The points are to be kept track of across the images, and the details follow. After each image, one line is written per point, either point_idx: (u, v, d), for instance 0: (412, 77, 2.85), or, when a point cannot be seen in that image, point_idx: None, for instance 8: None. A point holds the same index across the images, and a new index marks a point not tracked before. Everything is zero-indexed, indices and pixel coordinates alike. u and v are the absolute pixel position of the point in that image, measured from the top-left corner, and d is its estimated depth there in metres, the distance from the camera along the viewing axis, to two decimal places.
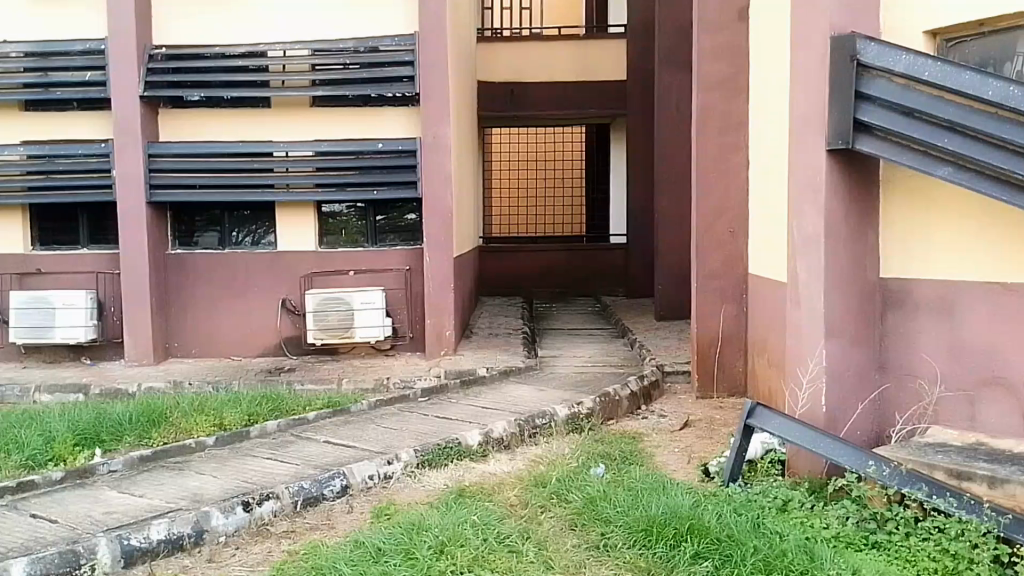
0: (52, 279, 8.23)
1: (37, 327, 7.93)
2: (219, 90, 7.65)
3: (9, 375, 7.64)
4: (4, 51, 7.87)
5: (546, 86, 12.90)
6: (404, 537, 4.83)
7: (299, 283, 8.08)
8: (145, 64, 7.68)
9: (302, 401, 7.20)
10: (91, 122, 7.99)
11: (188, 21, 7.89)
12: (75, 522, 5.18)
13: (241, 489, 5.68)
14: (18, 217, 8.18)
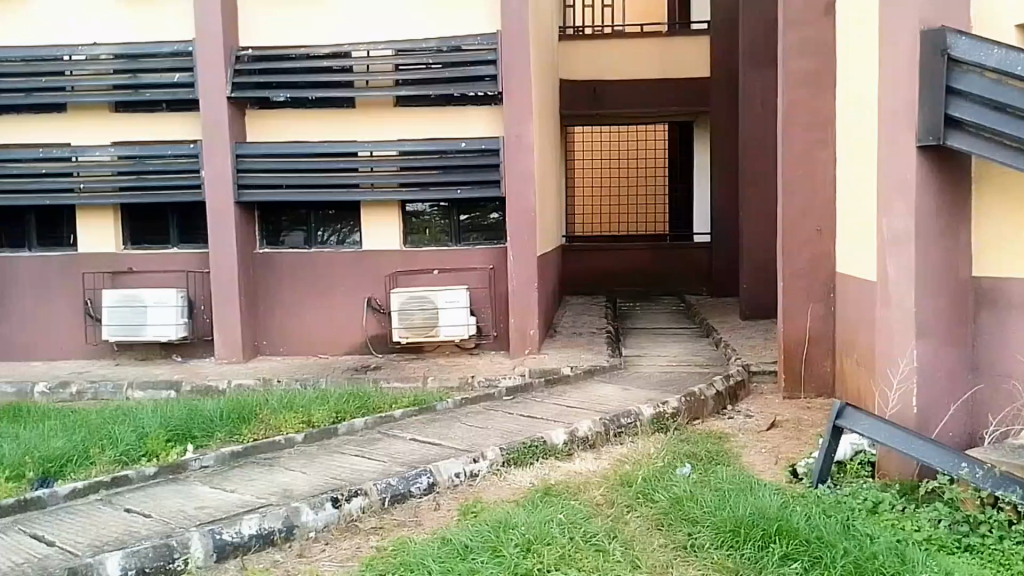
0: (143, 278, 8.40)
1: (129, 325, 8.10)
2: (304, 91, 7.71)
3: (103, 371, 7.83)
4: (94, 53, 8.02)
5: (626, 86, 12.87)
6: (491, 534, 4.84)
7: (384, 282, 8.13)
8: (232, 65, 7.79)
9: (388, 399, 7.25)
10: (179, 123, 8.11)
11: (272, 22, 7.97)
12: (168, 517, 5.31)
13: (331, 485, 5.77)
14: (110, 217, 8.35)
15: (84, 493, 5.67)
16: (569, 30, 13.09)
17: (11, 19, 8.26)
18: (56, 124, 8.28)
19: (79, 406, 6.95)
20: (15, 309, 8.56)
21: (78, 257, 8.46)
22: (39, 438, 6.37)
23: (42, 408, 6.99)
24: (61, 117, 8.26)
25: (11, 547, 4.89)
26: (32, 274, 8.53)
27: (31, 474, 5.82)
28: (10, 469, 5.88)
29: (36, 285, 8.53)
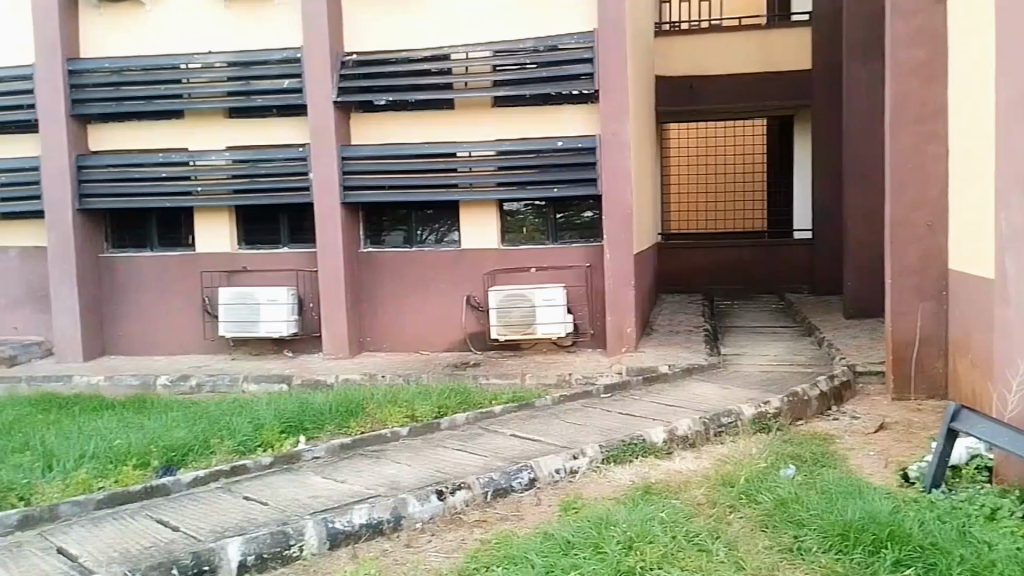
0: (256, 276, 8.81)
1: (244, 322, 8.52)
2: (406, 94, 7.94)
3: (219, 366, 8.27)
4: (209, 61, 8.44)
5: (722, 80, 12.70)
6: (592, 531, 4.86)
7: (483, 280, 8.28)
8: (338, 71, 8.10)
9: (488, 395, 7.40)
10: (291, 128, 8.50)
11: (374, 26, 8.22)
12: (283, 505, 5.58)
13: (435, 478, 5.93)
14: (226, 218, 8.79)
15: (205, 481, 6.02)
16: (666, 26, 12.96)
17: (133, 31, 8.79)
18: (177, 131, 8.80)
19: (197, 398, 7.37)
20: (139, 306, 9.12)
21: (196, 257, 8.93)
22: (163, 428, 6.79)
23: (164, 400, 7.45)
24: (180, 124, 8.77)
25: (142, 529, 5.26)
26: (153, 273, 9.06)
27: (156, 462, 6.22)
28: (138, 456, 6.31)
29: (157, 284, 9.05)
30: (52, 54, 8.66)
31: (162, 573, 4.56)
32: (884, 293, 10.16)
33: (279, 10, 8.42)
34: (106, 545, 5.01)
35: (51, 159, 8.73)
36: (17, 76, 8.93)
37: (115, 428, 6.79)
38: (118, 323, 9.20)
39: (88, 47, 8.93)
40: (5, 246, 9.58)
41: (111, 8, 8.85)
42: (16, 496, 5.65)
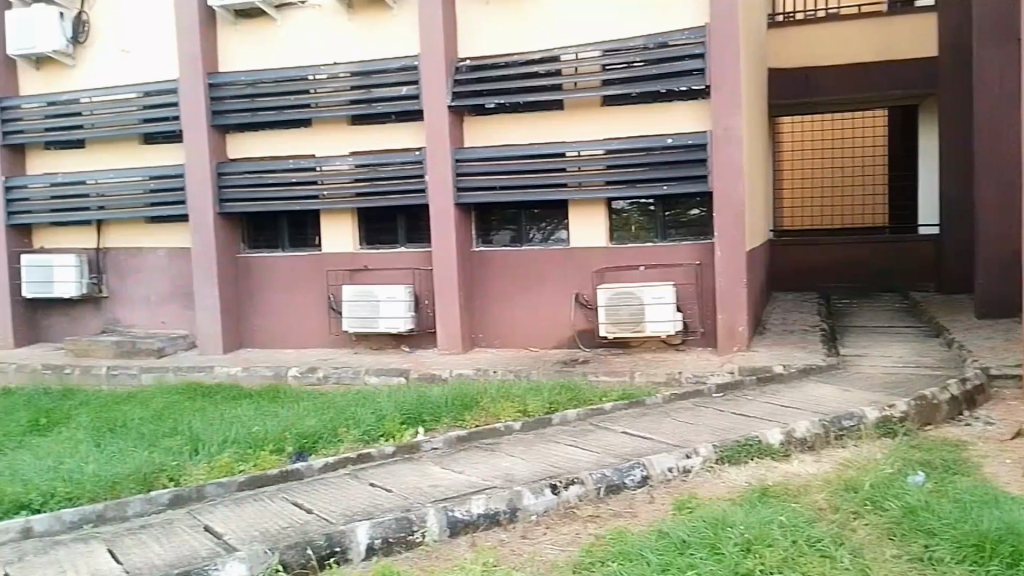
0: (374, 275, 9.24)
1: (365, 318, 8.94)
2: (517, 96, 8.11)
3: (343, 359, 8.74)
4: (335, 72, 8.88)
5: (837, 70, 12.19)
6: (708, 532, 4.82)
7: (591, 278, 8.38)
8: (452, 75, 8.39)
9: (598, 392, 7.49)
10: (408, 132, 8.87)
11: (486, 30, 8.44)
12: (406, 492, 5.86)
13: (548, 472, 6.06)
14: (348, 220, 9.26)
15: (334, 467, 6.44)
16: (779, 17, 12.57)
17: (265, 46, 9.43)
18: (304, 138, 9.33)
19: (323, 390, 7.82)
20: (269, 302, 9.74)
21: (321, 256, 9.45)
22: (295, 417, 7.28)
23: (294, 390, 7.97)
24: (307, 131, 9.29)
25: (279, 510, 5.67)
26: (282, 272, 9.66)
27: (290, 448, 6.70)
28: (274, 442, 6.81)
29: (285, 282, 9.64)
30: (194, 70, 9.38)
31: (299, 552, 4.93)
32: (1017, 291, 9.55)
33: (398, 20, 8.84)
34: (248, 524, 5.43)
35: (194, 167, 9.46)
36: (165, 91, 9.73)
37: (253, 415, 7.32)
38: (251, 319, 9.85)
39: (225, 61, 9.63)
40: (153, 246, 10.48)
41: (245, 25, 9.53)
42: (168, 477, 6.22)
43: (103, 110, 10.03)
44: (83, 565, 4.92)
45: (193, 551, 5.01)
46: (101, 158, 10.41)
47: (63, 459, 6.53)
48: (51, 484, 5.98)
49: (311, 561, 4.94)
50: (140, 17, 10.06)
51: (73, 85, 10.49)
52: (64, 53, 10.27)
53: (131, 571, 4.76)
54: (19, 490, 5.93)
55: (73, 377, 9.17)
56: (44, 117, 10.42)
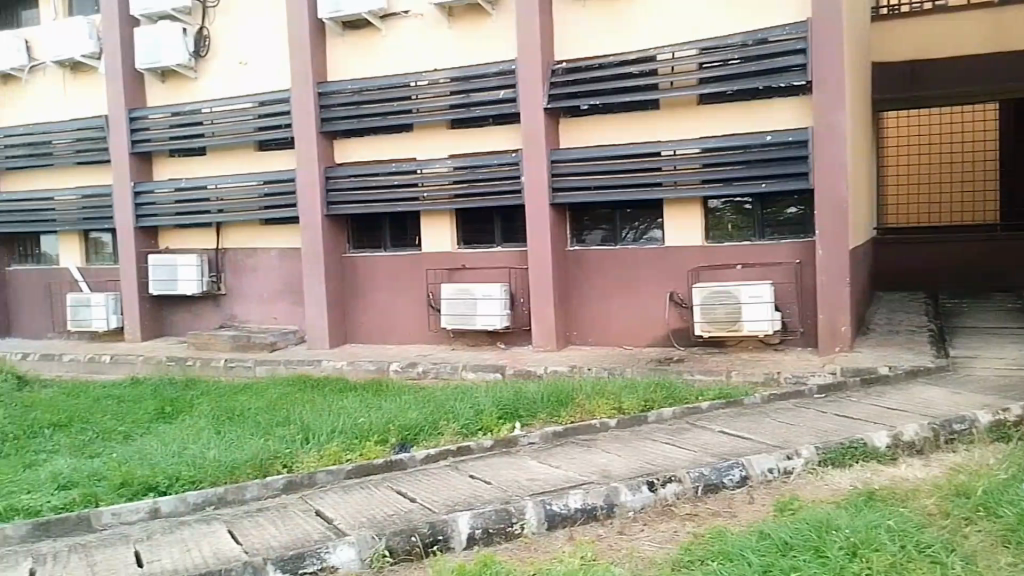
0: (472, 274, 9.50)
1: (461, 315, 9.22)
2: (613, 97, 8.24)
3: (441, 355, 9.03)
4: (435, 78, 9.23)
5: (946, 64, 11.73)
6: (812, 535, 4.70)
7: (686, 277, 8.43)
8: (548, 78, 8.56)
9: (694, 391, 7.52)
10: (502, 135, 9.10)
11: (586, 33, 8.58)
12: (504, 485, 6.03)
13: (645, 469, 6.11)
14: (447, 221, 9.61)
15: (435, 458, 6.69)
16: (882, 10, 12.13)
17: (370, 54, 9.85)
18: (404, 142, 9.68)
19: (422, 385, 8.09)
20: (370, 300, 10.16)
21: (420, 256, 9.80)
22: (397, 410, 7.58)
23: (395, 384, 8.31)
24: (408, 136, 9.65)
25: (384, 498, 5.95)
26: (384, 271, 10.06)
27: (393, 440, 7.01)
28: (378, 434, 7.12)
29: (385, 280, 10.05)
30: (303, 80, 9.89)
31: (405, 539, 5.18)
32: None
33: (495, 26, 9.10)
34: (355, 510, 5.72)
35: (305, 172, 9.96)
36: (278, 100, 10.32)
37: (357, 407, 7.67)
38: (353, 316, 10.29)
39: (332, 70, 10.09)
40: (266, 247, 11.09)
41: (352, 36, 9.97)
42: (281, 464, 6.61)
43: (225, 120, 10.71)
44: (207, 543, 5.32)
45: (306, 534, 5.31)
46: (218, 165, 11.13)
47: (187, 445, 7.03)
48: (175, 468, 6.47)
49: (416, 547, 5.18)
50: (256, 31, 10.74)
51: (196, 95, 11.25)
52: (187, 67, 11.05)
53: (251, 550, 5.11)
54: (148, 473, 6.44)
55: (194, 369, 9.85)
56: (169, 127, 11.19)
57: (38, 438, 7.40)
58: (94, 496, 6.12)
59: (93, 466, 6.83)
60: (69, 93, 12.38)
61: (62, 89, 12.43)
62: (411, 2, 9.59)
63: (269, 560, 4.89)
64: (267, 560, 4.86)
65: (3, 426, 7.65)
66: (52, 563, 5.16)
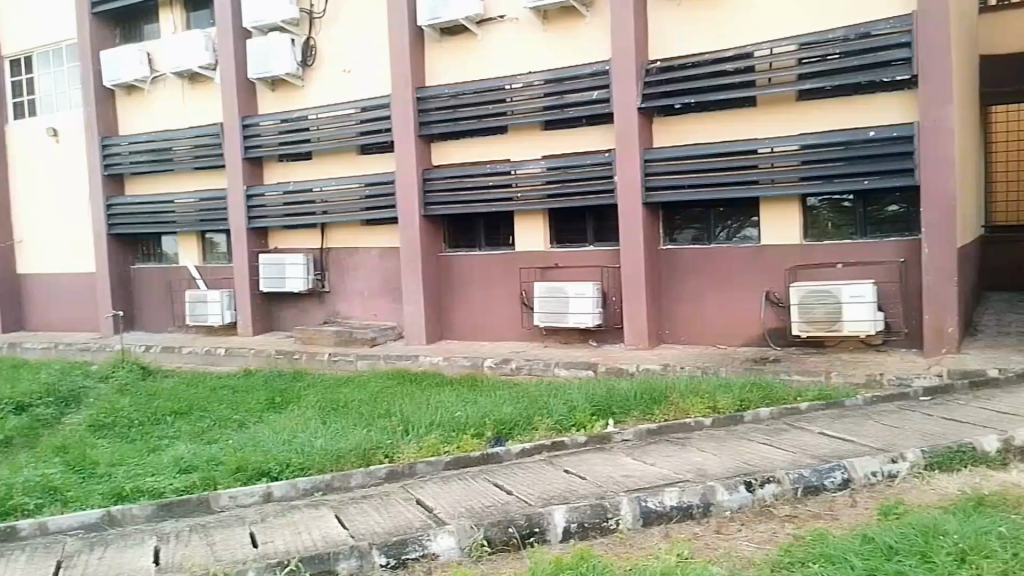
0: (566, 272, 9.72)
1: (554, 313, 9.44)
2: (707, 95, 8.46)
3: (534, 352, 9.27)
4: (529, 81, 9.50)
5: None
6: (918, 539, 4.55)
7: (783, 276, 8.60)
8: (642, 78, 8.83)
9: (792, 391, 7.57)
10: (597, 135, 9.41)
11: (678, 35, 8.88)
12: (599, 481, 6.10)
13: (743, 469, 6.07)
14: (540, 221, 9.85)
15: (530, 453, 6.86)
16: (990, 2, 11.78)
17: (467, 58, 10.24)
18: (502, 144, 10.01)
19: (516, 381, 8.29)
20: (463, 297, 10.51)
21: (514, 256, 10.07)
22: (493, 404, 7.81)
23: (490, 379, 8.59)
24: (503, 137, 9.99)
25: (481, 489, 6.14)
26: (477, 270, 10.38)
27: (489, 433, 7.22)
28: (475, 427, 7.35)
29: (478, 279, 10.38)
30: (403, 86, 10.34)
31: (502, 530, 5.34)
32: None
33: (589, 27, 9.36)
34: (454, 501, 5.92)
35: (404, 175, 10.37)
36: (379, 106, 10.81)
37: (454, 400, 7.94)
38: (446, 314, 10.67)
39: (432, 76, 10.57)
40: (368, 246, 11.60)
41: (450, 42, 10.39)
42: (383, 453, 6.90)
43: (328, 125, 11.29)
44: (315, 527, 5.62)
45: (408, 522, 5.54)
46: (322, 169, 11.75)
47: (296, 433, 7.44)
48: (286, 456, 6.86)
49: (513, 538, 5.33)
50: (359, 40, 11.35)
51: (304, 103, 11.89)
52: (295, 75, 11.68)
53: (357, 535, 5.37)
54: (262, 459, 6.85)
55: (302, 362, 10.34)
56: (280, 134, 11.80)
57: (161, 424, 7.98)
58: (212, 480, 6.55)
59: (211, 452, 7.31)
60: (188, 103, 13.19)
61: (181, 98, 13.28)
62: (507, 8, 9.92)
63: (375, 545, 5.14)
64: (372, 545, 5.10)
65: (130, 412, 8.29)
66: (175, 542, 5.55)
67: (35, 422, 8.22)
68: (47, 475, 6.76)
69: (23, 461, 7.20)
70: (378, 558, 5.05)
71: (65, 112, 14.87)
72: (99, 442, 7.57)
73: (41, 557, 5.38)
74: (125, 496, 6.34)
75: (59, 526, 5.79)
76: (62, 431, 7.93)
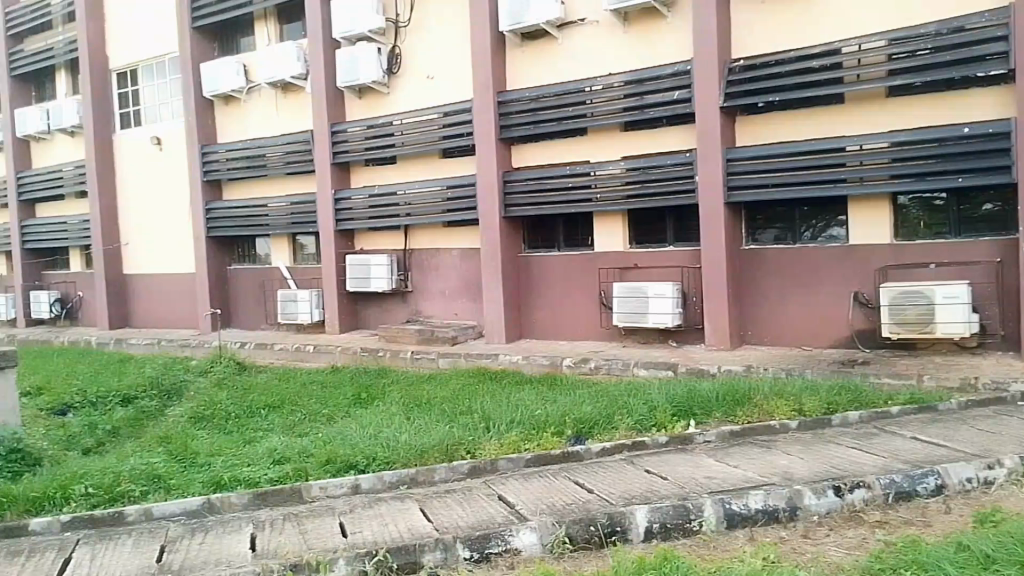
0: (647, 272, 9.89)
1: (634, 313, 9.57)
2: (792, 93, 8.38)
3: (613, 352, 9.39)
4: (609, 82, 9.61)
5: None
6: (1019, 549, 4.37)
7: (873, 276, 8.50)
8: (725, 77, 8.84)
9: (883, 395, 7.48)
10: (678, 135, 9.51)
11: (764, 34, 8.91)
12: (682, 482, 6.06)
13: (831, 473, 5.93)
14: (619, 222, 10.04)
15: (611, 452, 6.91)
16: None
17: (547, 62, 10.55)
18: (582, 147, 10.24)
19: (596, 380, 8.36)
20: (543, 297, 10.74)
21: (593, 255, 10.28)
22: (573, 402, 7.91)
23: (569, 378, 8.71)
24: (582, 139, 10.24)
25: (562, 487, 6.17)
26: (557, 269, 10.61)
27: (569, 432, 7.30)
28: (555, 426, 7.44)
29: (558, 280, 10.63)
30: (485, 90, 10.63)
31: (584, 528, 5.34)
32: None
33: (671, 27, 9.53)
34: (536, 497, 6.00)
35: (485, 177, 10.64)
36: (461, 110, 11.08)
37: (534, 399, 8.06)
38: (525, 313, 10.93)
39: (512, 80, 10.86)
40: (450, 247, 11.91)
41: (530, 46, 10.69)
42: (467, 449, 7.09)
43: (412, 130, 11.66)
44: (402, 519, 5.78)
45: (491, 517, 5.63)
46: (406, 173, 12.17)
47: (382, 429, 7.70)
48: (373, 450, 7.10)
49: (596, 536, 5.33)
50: (441, 46, 11.69)
51: (389, 108, 12.34)
52: (381, 82, 12.16)
53: (441, 529, 5.50)
54: (350, 453, 7.10)
55: (385, 359, 10.75)
56: (366, 139, 12.20)
57: (256, 417, 8.38)
58: (303, 471, 6.82)
59: (303, 444, 7.63)
60: (281, 112, 13.83)
61: (275, 108, 13.90)
62: (587, 11, 10.20)
63: (459, 539, 5.25)
64: (456, 539, 5.21)
65: (226, 406, 8.74)
66: (270, 530, 5.78)
67: (140, 414, 8.78)
68: (152, 464, 7.18)
69: (129, 450, 7.65)
70: (462, 551, 5.16)
71: (168, 122, 15.75)
72: (198, 433, 7.99)
73: (147, 541, 5.69)
74: (223, 484, 6.66)
75: (163, 512, 6.10)
76: (165, 423, 8.41)
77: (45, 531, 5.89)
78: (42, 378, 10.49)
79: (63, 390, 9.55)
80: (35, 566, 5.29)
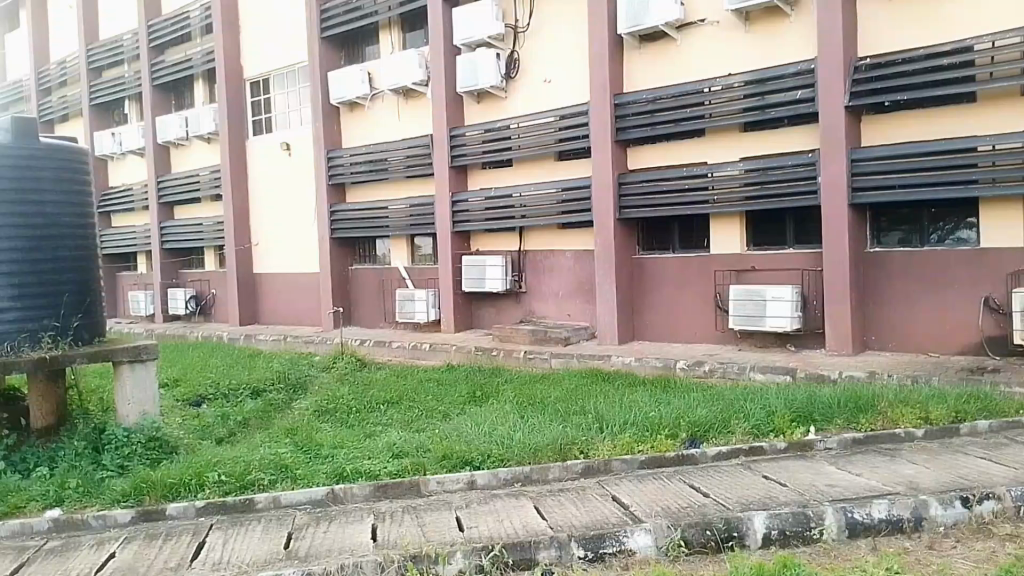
0: (764, 274, 9.95)
1: (750, 316, 9.65)
2: (923, 90, 8.27)
3: (728, 355, 9.50)
4: (729, 83, 9.72)
5: None
6: None
7: (1004, 281, 8.33)
8: (851, 75, 8.78)
9: (1013, 403, 7.26)
10: (800, 136, 9.51)
11: (896, 30, 8.74)
12: (802, 489, 5.80)
13: (959, 483, 5.66)
14: (737, 224, 10.14)
15: (728, 456, 6.74)
16: None
17: (666, 63, 10.71)
18: (702, 146, 10.40)
19: (711, 386, 8.37)
20: (657, 299, 11.01)
21: (710, 257, 10.42)
22: (687, 407, 7.85)
23: (682, 381, 8.74)
24: (701, 140, 10.40)
25: (678, 488, 6.02)
26: (671, 271, 10.85)
27: (683, 434, 7.14)
28: (669, 428, 7.29)
29: (672, 280, 10.84)
30: (600, 93, 10.93)
31: (700, 532, 5.14)
32: None
33: (794, 26, 9.50)
34: (650, 499, 5.84)
35: (600, 179, 10.94)
36: (576, 113, 11.37)
37: (651, 402, 8.08)
38: (640, 314, 11.21)
39: (629, 82, 11.11)
40: (560, 248, 12.18)
41: (649, 48, 10.91)
42: (580, 449, 6.98)
43: (527, 133, 11.99)
44: (517, 517, 5.64)
45: (605, 517, 5.47)
46: (521, 175, 12.48)
47: (498, 426, 7.78)
48: (489, 447, 7.05)
49: (711, 541, 5.13)
50: (556, 50, 11.94)
51: (506, 112, 12.67)
52: (499, 87, 12.47)
53: (556, 527, 5.36)
54: (465, 450, 7.09)
55: (499, 359, 11.04)
56: (483, 142, 12.58)
57: (375, 413, 8.70)
58: (420, 465, 6.79)
59: (420, 440, 7.77)
60: (403, 118, 14.26)
61: (396, 112, 14.37)
62: (709, 11, 10.30)
63: (574, 538, 5.11)
64: (570, 537, 5.09)
65: (349, 401, 9.20)
66: (391, 521, 5.76)
67: (268, 407, 9.28)
68: (279, 454, 7.39)
69: (259, 441, 8.02)
70: (576, 550, 5.04)
71: (298, 128, 16.42)
72: (323, 426, 8.35)
73: (275, 527, 5.75)
74: (346, 475, 6.71)
75: (290, 500, 6.17)
76: (291, 415, 8.87)
77: (181, 516, 6.01)
78: (180, 371, 11.24)
79: (196, 383, 10.26)
80: (172, 550, 5.37)
